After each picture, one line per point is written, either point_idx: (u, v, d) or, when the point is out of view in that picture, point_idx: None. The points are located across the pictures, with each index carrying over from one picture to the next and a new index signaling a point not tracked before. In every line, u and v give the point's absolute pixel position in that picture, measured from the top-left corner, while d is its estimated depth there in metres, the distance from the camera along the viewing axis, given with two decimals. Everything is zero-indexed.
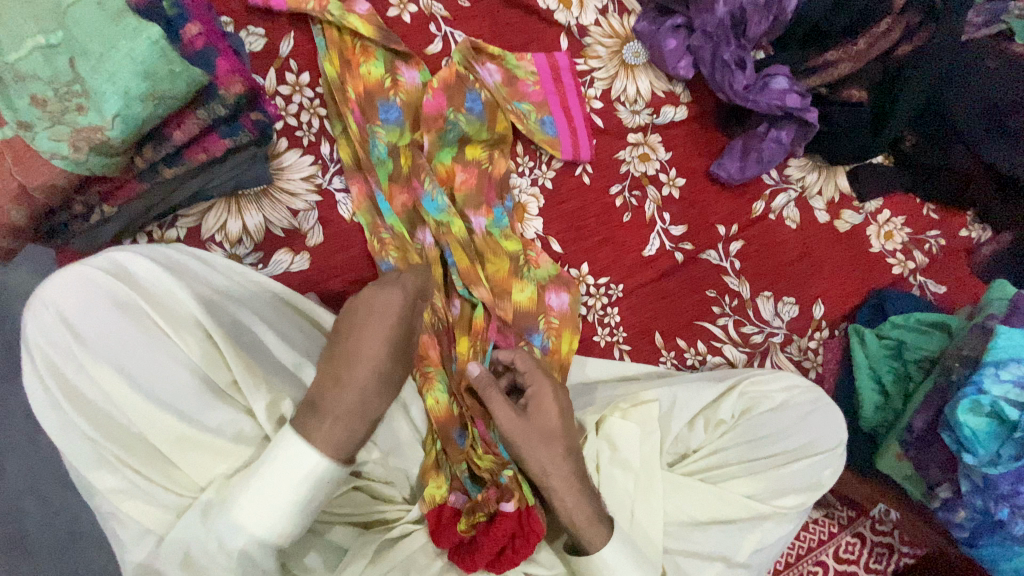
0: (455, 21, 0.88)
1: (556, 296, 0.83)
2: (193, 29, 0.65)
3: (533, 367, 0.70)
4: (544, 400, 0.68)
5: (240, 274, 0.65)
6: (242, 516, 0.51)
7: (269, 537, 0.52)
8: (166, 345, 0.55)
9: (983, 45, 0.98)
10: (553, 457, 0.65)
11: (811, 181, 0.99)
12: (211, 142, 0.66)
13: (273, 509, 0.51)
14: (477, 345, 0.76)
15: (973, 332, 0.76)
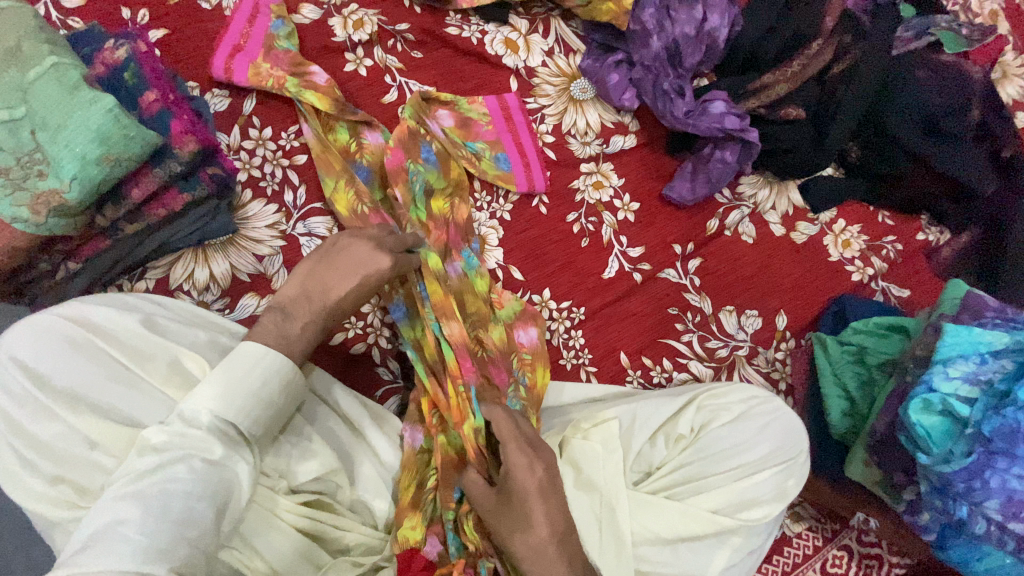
0: (408, 72, 0.94)
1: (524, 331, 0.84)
2: (150, 96, 0.70)
3: (528, 444, 0.66)
4: (518, 475, 0.64)
5: (199, 315, 0.63)
6: (201, 394, 0.51)
7: (227, 416, 0.52)
8: (131, 380, 0.53)
9: (914, 57, 1.03)
10: (531, 540, 0.62)
11: (763, 197, 1.02)
12: (170, 198, 0.73)
13: (228, 382, 0.52)
14: (460, 393, 0.71)
15: (926, 331, 0.77)
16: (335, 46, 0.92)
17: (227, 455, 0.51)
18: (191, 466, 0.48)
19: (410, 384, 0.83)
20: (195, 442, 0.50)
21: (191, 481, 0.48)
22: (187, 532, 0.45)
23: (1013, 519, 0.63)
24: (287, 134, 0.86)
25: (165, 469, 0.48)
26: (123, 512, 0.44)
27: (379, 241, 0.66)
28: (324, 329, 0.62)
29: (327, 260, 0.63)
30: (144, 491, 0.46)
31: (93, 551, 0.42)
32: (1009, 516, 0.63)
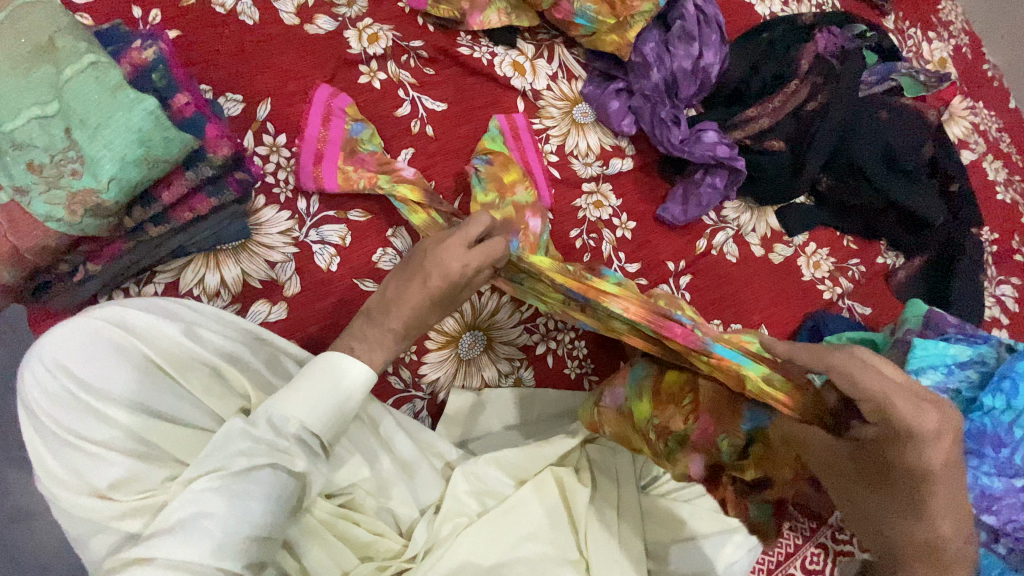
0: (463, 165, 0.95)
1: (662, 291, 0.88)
2: (182, 99, 0.71)
3: (918, 403, 0.54)
4: (924, 453, 0.54)
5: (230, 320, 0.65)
6: (291, 405, 0.56)
7: (313, 428, 0.57)
8: (175, 389, 0.58)
9: (876, 99, 1.16)
10: (925, 526, 0.56)
11: (745, 221, 1.10)
12: (197, 202, 0.73)
13: (315, 397, 0.57)
14: (710, 361, 0.69)
15: (895, 345, 0.86)
16: (351, 59, 0.94)
17: (308, 462, 0.57)
18: (274, 469, 0.55)
19: (422, 393, 0.85)
20: (279, 445, 0.56)
21: (271, 485, 0.54)
22: (259, 530, 0.53)
23: (986, 511, 0.71)
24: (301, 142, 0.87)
25: (248, 472, 0.54)
26: (211, 507, 0.51)
27: (455, 238, 0.66)
28: (410, 332, 0.66)
29: (410, 269, 0.66)
30: (230, 489, 0.52)
31: (177, 539, 0.49)
32: (982, 509, 0.71)
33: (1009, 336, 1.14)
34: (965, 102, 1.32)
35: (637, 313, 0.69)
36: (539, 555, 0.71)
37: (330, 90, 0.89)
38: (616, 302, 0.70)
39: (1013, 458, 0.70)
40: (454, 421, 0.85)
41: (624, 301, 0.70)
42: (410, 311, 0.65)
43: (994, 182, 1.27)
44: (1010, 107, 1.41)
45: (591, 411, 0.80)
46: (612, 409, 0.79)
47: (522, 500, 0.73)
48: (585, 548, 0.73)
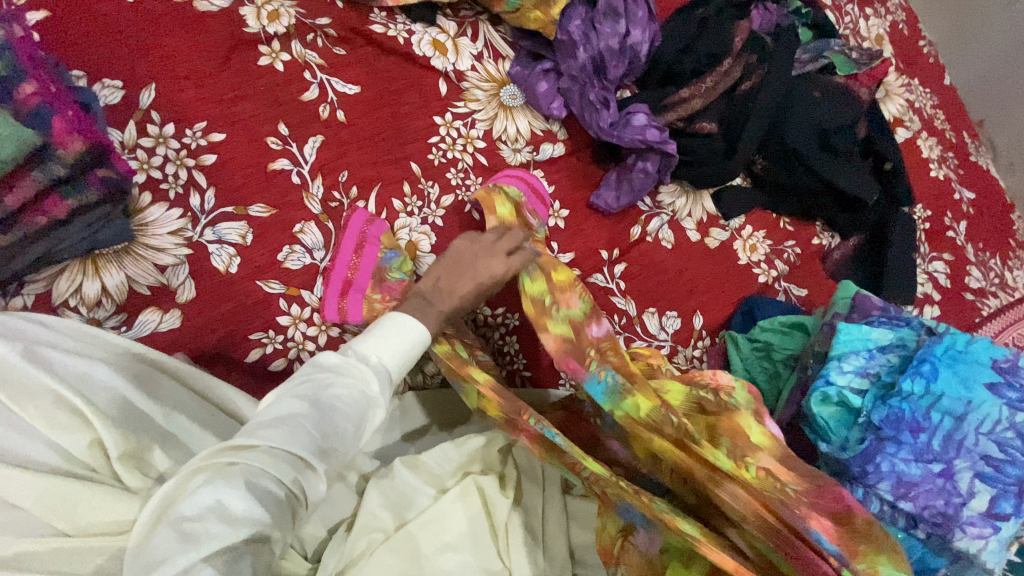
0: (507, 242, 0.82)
1: (711, 377, 0.74)
2: (27, 88, 0.65)
3: None
4: None
5: (89, 333, 0.64)
6: (375, 343, 0.61)
7: (388, 367, 0.61)
8: (13, 421, 0.54)
9: (810, 78, 1.14)
10: None
11: (680, 205, 1.07)
12: (52, 204, 0.68)
13: (392, 340, 0.62)
14: None
15: (823, 329, 0.86)
16: (248, 38, 0.86)
17: (379, 394, 0.58)
18: (355, 388, 0.55)
19: None
20: (359, 369, 0.57)
21: (356, 401, 0.54)
22: (341, 443, 0.51)
23: (902, 498, 0.68)
24: (193, 131, 0.80)
25: (338, 387, 0.54)
26: (304, 408, 0.51)
27: (496, 247, 0.80)
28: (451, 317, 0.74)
29: (460, 263, 0.78)
30: (324, 397, 0.53)
31: (281, 429, 0.49)
32: (898, 496, 0.68)
33: (938, 313, 1.16)
34: (900, 79, 1.33)
35: (753, 521, 0.62)
36: (459, 566, 0.68)
37: (367, 217, 0.84)
38: (730, 489, 0.63)
39: (931, 443, 0.68)
40: (373, 429, 0.80)
41: (741, 492, 0.63)
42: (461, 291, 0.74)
43: (927, 159, 1.28)
44: (945, 83, 1.42)
45: (614, 542, 0.69)
46: (639, 552, 0.68)
47: (439, 512, 0.70)
48: (507, 557, 0.70)
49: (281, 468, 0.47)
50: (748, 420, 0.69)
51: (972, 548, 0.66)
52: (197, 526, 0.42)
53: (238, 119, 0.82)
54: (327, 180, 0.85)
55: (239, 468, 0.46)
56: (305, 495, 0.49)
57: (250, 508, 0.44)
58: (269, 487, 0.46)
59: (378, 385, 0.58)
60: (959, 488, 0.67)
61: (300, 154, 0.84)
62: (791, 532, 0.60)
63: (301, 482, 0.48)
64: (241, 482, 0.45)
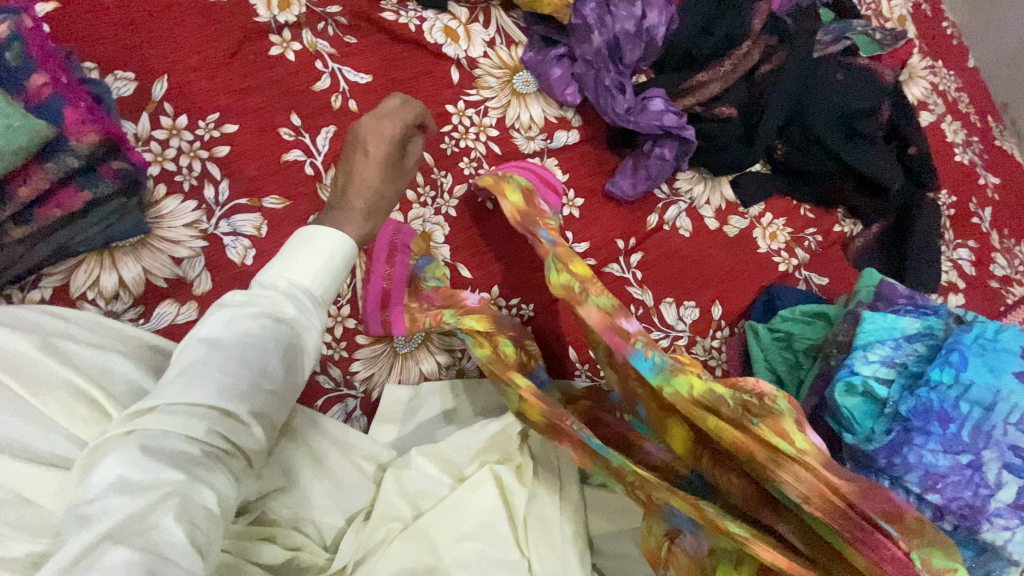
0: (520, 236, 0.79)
1: (754, 382, 0.64)
2: (39, 80, 0.67)
3: None
4: None
5: (98, 322, 0.66)
6: (277, 270, 0.56)
7: (301, 291, 0.56)
8: (29, 412, 0.54)
9: (831, 60, 1.11)
10: None
11: (698, 192, 1.05)
12: (67, 196, 0.67)
13: (299, 263, 0.57)
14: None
15: (846, 318, 0.84)
16: (259, 28, 0.85)
17: (295, 318, 0.54)
18: (260, 318, 0.52)
19: (354, 391, 0.80)
20: (265, 299, 0.53)
21: (263, 333, 0.51)
22: (258, 379, 0.49)
23: (930, 490, 0.66)
24: (206, 123, 0.79)
25: (244, 325, 0.51)
26: (204, 356, 0.48)
27: (379, 118, 0.74)
28: (376, 206, 0.70)
29: (352, 146, 0.72)
30: (227, 342, 0.49)
31: (181, 382, 0.46)
32: (925, 487, 0.67)
33: (964, 301, 1.12)
34: (924, 61, 1.28)
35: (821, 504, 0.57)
36: (477, 556, 0.68)
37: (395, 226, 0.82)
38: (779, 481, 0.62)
39: (960, 434, 0.66)
40: (390, 420, 0.80)
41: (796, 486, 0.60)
42: (359, 178, 0.70)
43: (952, 143, 1.24)
44: (970, 65, 1.38)
45: (660, 544, 0.68)
46: (687, 555, 0.66)
47: (458, 500, 0.70)
48: (526, 547, 0.70)
49: (187, 423, 0.44)
50: (796, 423, 0.61)
51: (998, 540, 0.64)
52: (97, 506, 0.40)
53: (250, 110, 0.82)
54: None
55: (140, 433, 0.43)
56: (231, 443, 0.46)
57: (157, 469, 0.42)
58: (177, 444, 0.44)
59: (287, 307, 0.53)
60: (987, 480, 0.65)
61: (312, 145, 0.83)
62: (847, 504, 0.56)
63: (218, 431, 0.46)
64: (142, 447, 0.43)
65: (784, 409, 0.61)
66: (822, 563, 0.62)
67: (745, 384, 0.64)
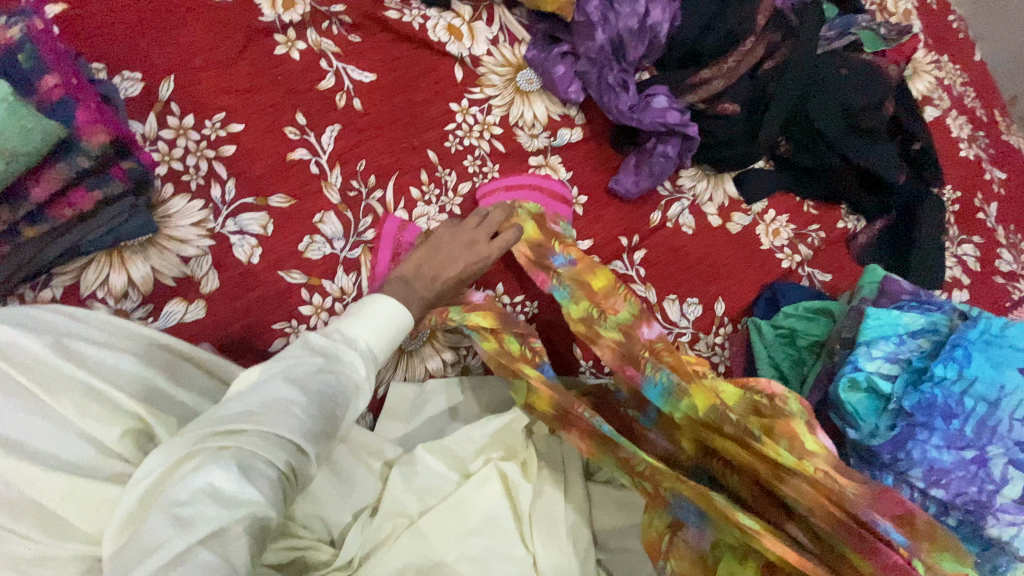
0: (537, 266, 0.82)
1: (765, 382, 0.67)
2: (50, 81, 0.67)
3: None
4: None
5: (116, 328, 0.65)
6: (361, 324, 0.60)
7: (375, 351, 0.60)
8: (45, 410, 0.56)
9: (836, 56, 1.11)
10: None
11: (701, 189, 1.05)
12: (78, 196, 0.69)
13: (379, 322, 0.61)
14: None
15: (850, 314, 0.84)
16: (264, 27, 0.85)
17: (365, 379, 0.57)
18: (340, 371, 0.55)
19: None
20: (346, 356, 0.57)
21: (341, 388, 0.54)
22: (330, 427, 0.52)
23: (934, 485, 0.67)
24: (212, 123, 0.80)
25: (325, 371, 0.54)
26: (289, 395, 0.51)
27: (477, 231, 0.80)
28: (432, 301, 0.74)
29: (449, 239, 0.78)
30: (309, 383, 0.52)
31: (267, 415, 0.49)
32: (930, 483, 0.67)
33: (968, 297, 1.12)
34: (929, 56, 1.28)
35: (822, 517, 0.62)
36: (484, 551, 0.69)
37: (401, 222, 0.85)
38: (793, 483, 0.64)
39: (965, 429, 0.67)
40: (395, 417, 0.81)
41: (806, 486, 0.62)
42: (442, 270, 0.75)
43: (957, 139, 1.23)
44: (976, 60, 1.37)
45: (662, 537, 0.69)
46: (689, 546, 0.69)
47: (464, 498, 0.71)
48: (531, 543, 0.70)
49: (271, 449, 0.48)
50: (802, 425, 0.64)
51: (1005, 535, 0.65)
52: (193, 510, 0.44)
53: (256, 110, 0.82)
54: (345, 168, 0.85)
55: (228, 453, 0.47)
56: (299, 477, 0.50)
57: (240, 490, 0.46)
58: (260, 469, 0.47)
59: (364, 369, 0.57)
60: (992, 475, 0.65)
61: (317, 144, 0.84)
62: (849, 517, 0.60)
63: (292, 463, 0.49)
64: (231, 467, 0.47)
65: (794, 411, 0.65)
66: (830, 565, 0.63)
67: (756, 384, 0.68)
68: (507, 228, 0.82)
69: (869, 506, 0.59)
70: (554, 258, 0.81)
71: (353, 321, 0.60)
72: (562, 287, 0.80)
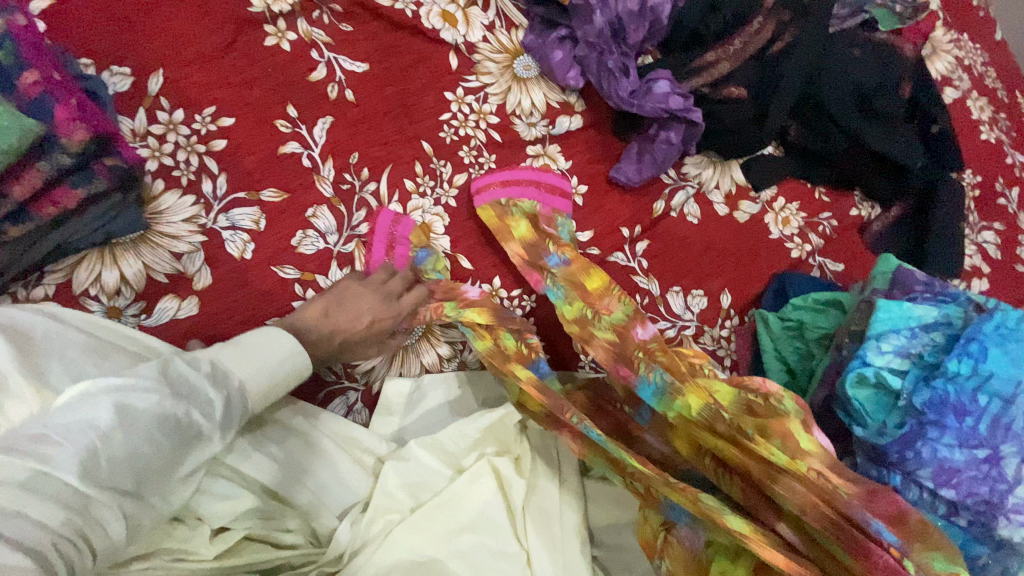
0: (531, 266, 0.83)
1: (760, 382, 0.65)
2: (30, 78, 0.67)
3: None
4: None
5: (96, 325, 0.67)
6: (227, 362, 0.62)
7: (239, 392, 0.62)
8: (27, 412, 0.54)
9: (848, 35, 1.06)
10: None
11: (707, 177, 1.02)
12: (62, 194, 0.69)
13: (253, 362, 0.64)
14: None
15: (860, 306, 0.81)
16: (253, 18, 0.84)
17: (206, 422, 0.58)
18: (178, 410, 0.56)
19: (356, 384, 0.79)
20: (202, 395, 0.58)
21: (173, 429, 0.55)
22: (138, 473, 0.52)
23: (944, 485, 0.64)
24: (202, 117, 0.79)
25: (161, 409, 0.54)
26: (105, 428, 0.51)
27: (387, 288, 0.79)
28: (329, 358, 0.74)
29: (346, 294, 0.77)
30: (138, 421, 0.53)
31: (71, 450, 0.48)
32: (940, 483, 0.64)
33: (989, 287, 1.07)
34: (949, 34, 1.21)
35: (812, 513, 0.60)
36: (476, 548, 0.67)
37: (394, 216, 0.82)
38: (786, 483, 0.62)
39: (978, 428, 0.63)
40: (391, 413, 0.80)
41: (797, 484, 0.61)
42: (337, 319, 0.74)
43: (978, 121, 1.18)
44: (999, 37, 1.30)
45: (657, 534, 0.68)
46: (683, 545, 0.67)
47: (457, 492, 0.70)
48: (524, 539, 0.69)
49: (45, 508, 0.45)
50: (799, 426, 0.62)
51: (1016, 537, 0.62)
52: None
53: (246, 103, 0.81)
54: (337, 162, 0.83)
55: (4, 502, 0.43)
56: (87, 538, 0.47)
57: (11, 544, 0.42)
58: (28, 527, 0.43)
59: (216, 407, 0.59)
60: (1005, 475, 0.62)
61: (309, 136, 0.82)
62: (843, 518, 0.59)
63: (74, 522, 0.46)
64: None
65: (789, 408, 0.63)
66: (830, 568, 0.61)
67: (751, 383, 0.65)
68: (415, 289, 0.81)
69: (866, 510, 0.57)
70: (548, 258, 0.82)
71: (225, 354, 0.63)
72: (556, 287, 0.80)
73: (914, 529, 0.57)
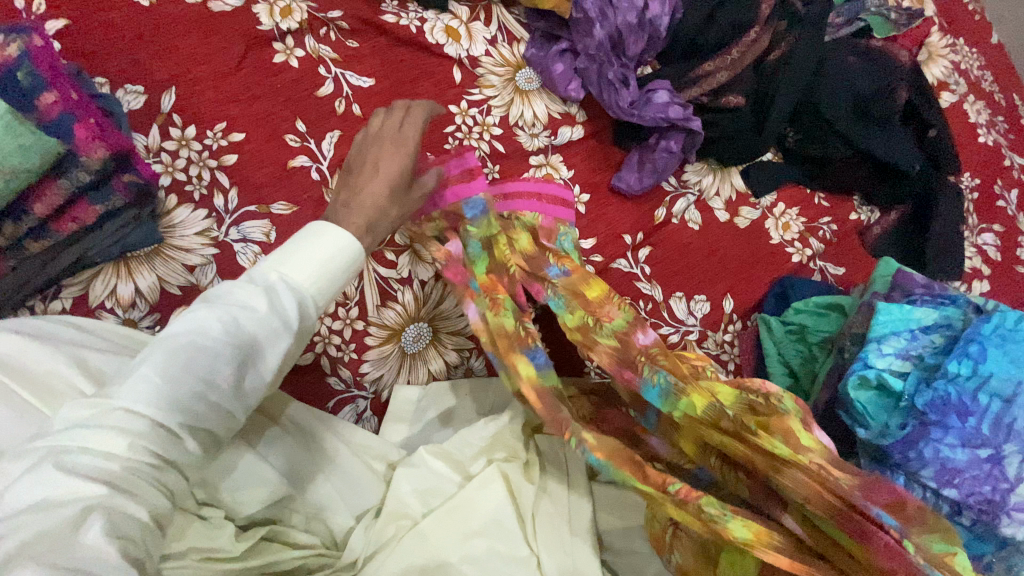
0: (531, 277, 0.81)
1: (760, 382, 0.65)
2: (48, 98, 0.70)
3: None
4: None
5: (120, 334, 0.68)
6: (269, 263, 0.54)
7: (292, 285, 0.53)
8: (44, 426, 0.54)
9: (843, 43, 1.08)
10: None
11: (707, 184, 1.03)
12: (80, 210, 0.72)
13: (294, 256, 0.54)
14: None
15: (860, 309, 0.82)
16: (262, 36, 0.86)
17: (265, 321, 0.51)
18: (220, 318, 0.50)
19: (365, 392, 0.81)
20: (246, 301, 0.51)
21: (224, 339, 0.49)
22: (204, 390, 0.47)
23: (947, 485, 0.64)
24: (214, 132, 0.81)
25: (204, 325, 0.49)
26: (149, 357, 0.47)
27: (397, 144, 0.68)
28: (367, 231, 0.62)
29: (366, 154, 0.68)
30: (178, 341, 0.47)
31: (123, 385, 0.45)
32: (943, 483, 0.65)
33: (990, 288, 1.08)
34: (944, 39, 1.23)
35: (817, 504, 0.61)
36: (488, 553, 0.68)
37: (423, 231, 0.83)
38: (792, 474, 0.62)
39: (979, 427, 0.64)
40: (401, 420, 0.82)
41: (798, 474, 0.61)
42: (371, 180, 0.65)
43: (975, 124, 1.19)
44: (994, 42, 1.32)
45: (665, 529, 0.71)
46: (690, 537, 0.70)
47: (466, 499, 0.71)
48: (535, 543, 0.70)
49: (108, 440, 0.43)
50: (799, 423, 0.63)
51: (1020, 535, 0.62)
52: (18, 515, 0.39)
53: (256, 118, 0.83)
54: None
55: (71, 446, 0.42)
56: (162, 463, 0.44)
57: (75, 485, 0.40)
58: (94, 462, 0.42)
59: (261, 305, 0.51)
60: (1007, 473, 0.63)
61: (318, 150, 0.84)
62: (847, 506, 0.59)
63: (142, 446, 0.43)
64: (55, 463, 0.41)
65: (790, 408, 0.64)
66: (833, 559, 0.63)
67: (751, 384, 0.66)
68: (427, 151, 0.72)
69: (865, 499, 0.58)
70: (548, 269, 0.81)
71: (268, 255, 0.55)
72: (556, 297, 0.79)
73: (914, 516, 0.57)
